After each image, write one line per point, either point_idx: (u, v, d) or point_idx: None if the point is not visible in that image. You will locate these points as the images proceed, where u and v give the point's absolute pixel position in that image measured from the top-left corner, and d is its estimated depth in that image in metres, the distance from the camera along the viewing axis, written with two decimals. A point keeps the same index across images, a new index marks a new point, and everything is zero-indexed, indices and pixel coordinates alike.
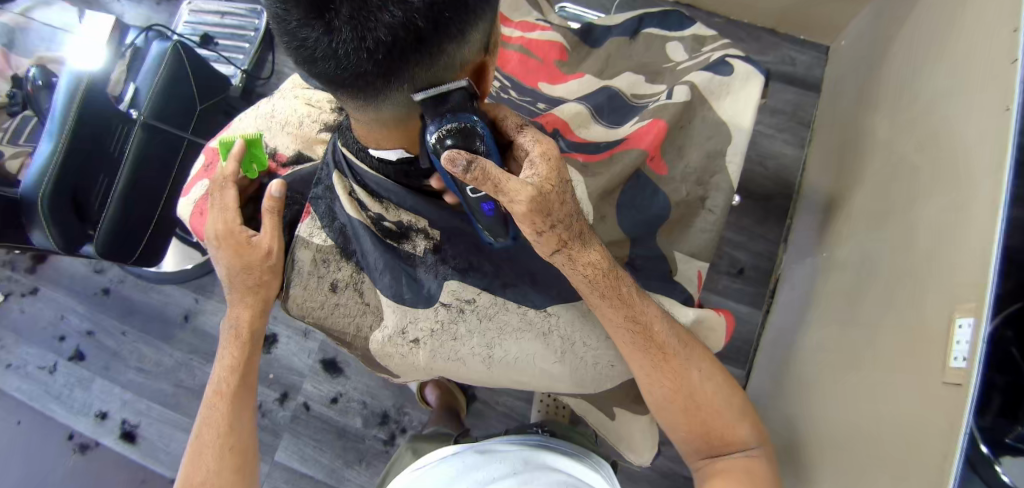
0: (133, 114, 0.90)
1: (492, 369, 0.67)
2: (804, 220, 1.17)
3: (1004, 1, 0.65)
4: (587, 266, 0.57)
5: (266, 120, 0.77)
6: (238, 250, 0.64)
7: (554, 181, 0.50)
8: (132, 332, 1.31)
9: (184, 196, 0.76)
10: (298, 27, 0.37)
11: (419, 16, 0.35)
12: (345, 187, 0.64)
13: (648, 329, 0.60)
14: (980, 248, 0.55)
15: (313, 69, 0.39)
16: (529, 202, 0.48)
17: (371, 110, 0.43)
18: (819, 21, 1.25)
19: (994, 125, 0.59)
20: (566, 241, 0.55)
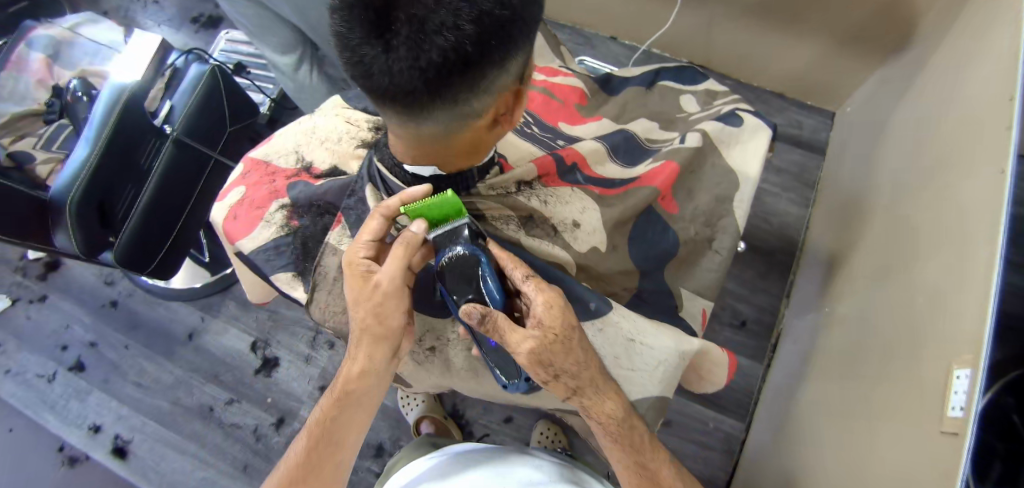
0: (167, 130, 0.94)
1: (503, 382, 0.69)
2: (807, 276, 1.19)
3: (999, 72, 0.69)
4: (602, 414, 0.57)
5: (306, 135, 0.77)
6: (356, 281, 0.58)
7: (558, 329, 0.54)
8: (135, 346, 1.32)
9: (218, 200, 0.75)
10: (360, 45, 0.41)
11: (469, 42, 0.39)
12: (376, 198, 0.64)
13: (649, 468, 0.58)
14: (978, 299, 0.57)
15: (367, 84, 0.43)
16: (530, 352, 0.52)
17: (412, 126, 0.47)
18: (825, 86, 1.31)
19: (990, 186, 0.62)
20: (577, 388, 0.56)
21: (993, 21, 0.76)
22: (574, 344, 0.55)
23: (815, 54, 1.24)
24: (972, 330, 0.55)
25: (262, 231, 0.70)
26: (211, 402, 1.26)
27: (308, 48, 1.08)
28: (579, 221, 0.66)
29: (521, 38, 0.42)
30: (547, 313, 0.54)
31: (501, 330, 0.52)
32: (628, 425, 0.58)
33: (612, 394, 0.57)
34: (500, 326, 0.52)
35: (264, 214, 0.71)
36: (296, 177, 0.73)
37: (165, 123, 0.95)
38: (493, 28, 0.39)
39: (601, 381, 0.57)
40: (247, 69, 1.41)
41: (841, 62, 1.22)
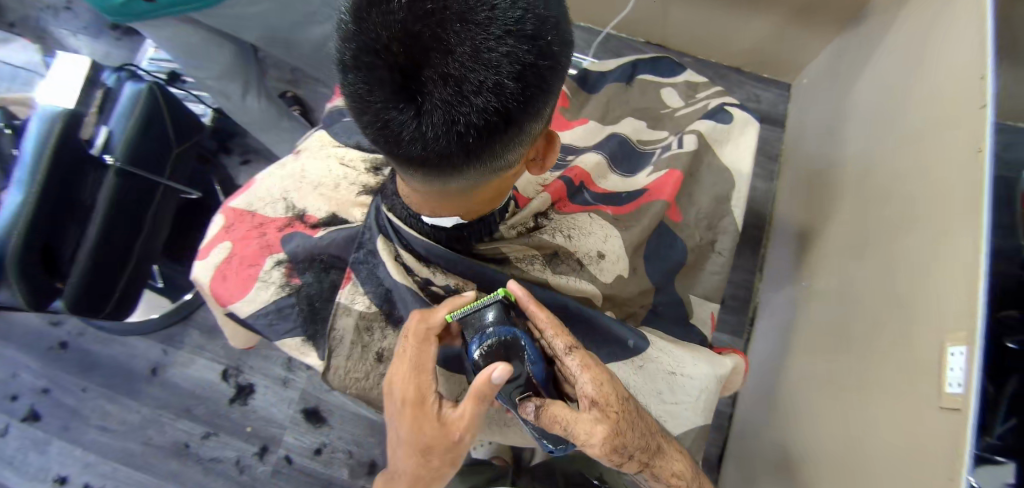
0: (107, 160, 0.84)
1: None
2: (778, 250, 1.23)
3: (966, 49, 0.71)
4: (670, 474, 0.58)
5: (294, 180, 0.75)
6: (419, 425, 0.54)
7: (616, 407, 0.52)
8: (93, 388, 1.21)
9: (200, 258, 0.71)
10: (385, 108, 0.38)
11: (510, 99, 0.37)
12: (390, 251, 0.59)
13: None
14: (965, 276, 0.59)
15: (395, 148, 0.41)
16: (604, 445, 0.52)
17: (439, 185, 0.45)
18: (782, 60, 1.34)
19: (967, 163, 0.65)
20: (645, 461, 0.56)
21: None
22: (636, 417, 0.54)
23: (773, 30, 1.25)
24: (964, 305, 0.57)
25: (259, 293, 0.68)
26: (186, 438, 1.18)
27: (248, 76, 1.09)
28: (603, 251, 0.64)
29: (555, 82, 0.41)
30: (598, 390, 0.52)
31: (566, 422, 0.52)
32: (694, 481, 0.60)
33: (674, 454, 0.59)
34: (564, 419, 0.52)
35: (259, 273, 0.68)
36: (294, 227, 0.70)
37: (105, 153, 0.84)
38: (532, 78, 0.38)
39: (661, 446, 0.58)
40: (182, 77, 1.30)
41: (798, 37, 1.24)
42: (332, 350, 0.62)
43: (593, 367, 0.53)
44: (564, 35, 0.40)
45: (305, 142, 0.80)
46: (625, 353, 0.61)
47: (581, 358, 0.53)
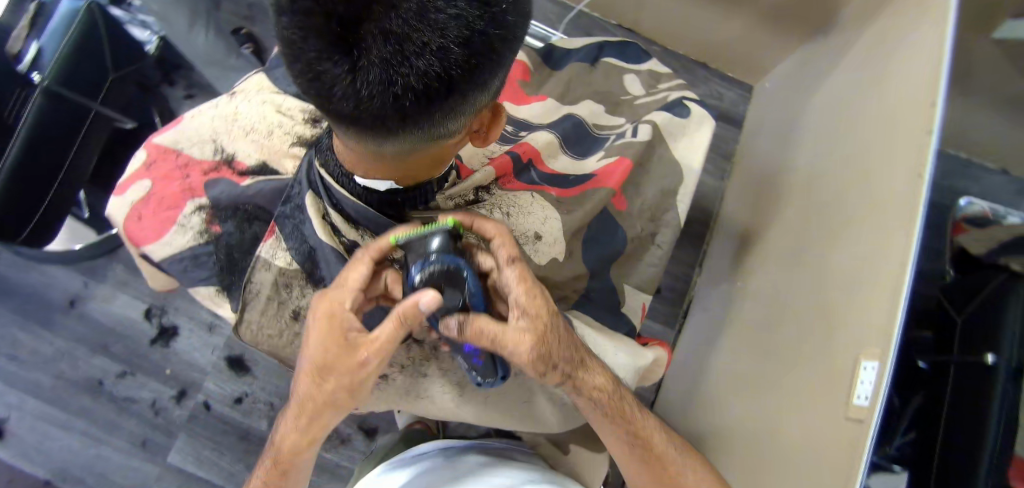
0: (33, 79, 0.74)
1: (461, 404, 0.66)
2: (719, 248, 1.28)
3: (919, 76, 0.75)
4: (595, 390, 0.58)
5: (226, 122, 0.70)
6: (328, 348, 0.51)
7: (546, 316, 0.53)
8: (3, 314, 1.12)
9: (116, 195, 0.67)
10: (319, 59, 0.35)
11: (452, 67, 0.36)
12: (317, 209, 0.57)
13: (646, 439, 0.61)
14: (887, 296, 0.64)
15: (328, 103, 0.38)
16: (531, 349, 0.51)
17: (374, 145, 0.42)
18: (748, 61, 1.36)
19: (906, 188, 0.68)
20: (569, 373, 0.55)
21: (914, 23, 0.81)
22: (561, 329, 0.54)
23: (745, 30, 1.26)
24: (884, 324, 0.63)
25: (176, 237, 0.64)
26: (102, 375, 1.11)
27: (195, 8, 1.09)
28: (540, 232, 0.64)
29: (503, 56, 0.39)
30: (530, 300, 0.52)
31: (494, 333, 0.49)
32: (617, 397, 0.59)
33: (598, 370, 0.58)
34: (490, 331, 0.49)
35: (178, 217, 0.64)
36: (217, 171, 0.67)
37: (32, 71, 0.74)
38: (478, 50, 0.36)
39: (584, 360, 0.57)
40: None
41: (767, 40, 1.26)
42: (245, 304, 0.58)
43: (529, 279, 0.53)
44: (516, 11, 0.39)
45: (242, 84, 0.75)
46: None
47: (520, 269, 0.53)
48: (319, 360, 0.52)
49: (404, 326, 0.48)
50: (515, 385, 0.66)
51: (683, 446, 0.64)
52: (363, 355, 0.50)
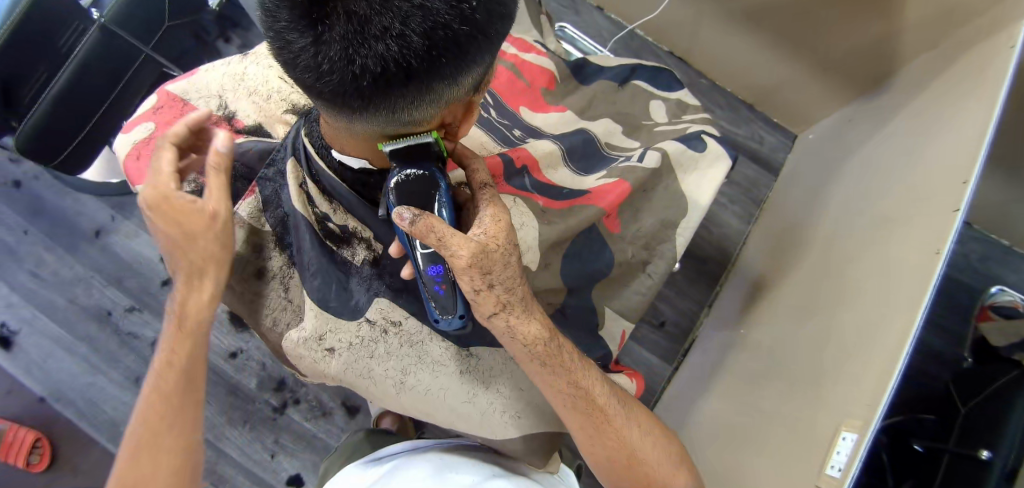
0: (93, 15, 0.81)
1: (402, 396, 0.61)
2: (732, 292, 1.24)
3: (959, 151, 0.71)
4: (527, 335, 0.55)
5: (234, 80, 0.72)
6: (176, 216, 0.53)
7: (501, 242, 0.52)
8: (35, 233, 1.18)
9: (124, 131, 0.71)
10: (287, 27, 0.33)
11: (414, 56, 0.33)
12: (297, 176, 0.57)
13: (590, 397, 0.58)
14: (879, 371, 0.61)
15: (293, 73, 0.36)
16: (471, 257, 0.48)
17: (343, 122, 0.41)
18: (794, 109, 1.32)
19: (920, 263, 0.65)
20: (506, 303, 0.53)
21: (965, 95, 0.77)
22: (512, 258, 0.53)
23: (795, 77, 1.23)
24: (872, 398, 0.60)
25: None
26: (112, 307, 1.16)
27: None
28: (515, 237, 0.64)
29: (480, 54, 0.36)
30: (492, 224, 0.53)
31: (442, 231, 0.47)
32: (553, 345, 0.57)
33: (538, 315, 0.56)
34: (439, 229, 0.47)
35: None
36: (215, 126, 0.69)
37: (94, 8, 0.82)
38: (447, 43, 0.33)
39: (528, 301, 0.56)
40: None
41: (815, 91, 1.22)
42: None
43: (497, 206, 0.54)
44: (503, 8, 0.35)
45: (259, 46, 0.77)
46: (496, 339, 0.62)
47: (490, 194, 0.55)
48: (174, 234, 0.54)
49: (224, 170, 0.56)
50: (456, 380, 0.61)
51: (626, 402, 0.62)
52: (211, 205, 0.54)
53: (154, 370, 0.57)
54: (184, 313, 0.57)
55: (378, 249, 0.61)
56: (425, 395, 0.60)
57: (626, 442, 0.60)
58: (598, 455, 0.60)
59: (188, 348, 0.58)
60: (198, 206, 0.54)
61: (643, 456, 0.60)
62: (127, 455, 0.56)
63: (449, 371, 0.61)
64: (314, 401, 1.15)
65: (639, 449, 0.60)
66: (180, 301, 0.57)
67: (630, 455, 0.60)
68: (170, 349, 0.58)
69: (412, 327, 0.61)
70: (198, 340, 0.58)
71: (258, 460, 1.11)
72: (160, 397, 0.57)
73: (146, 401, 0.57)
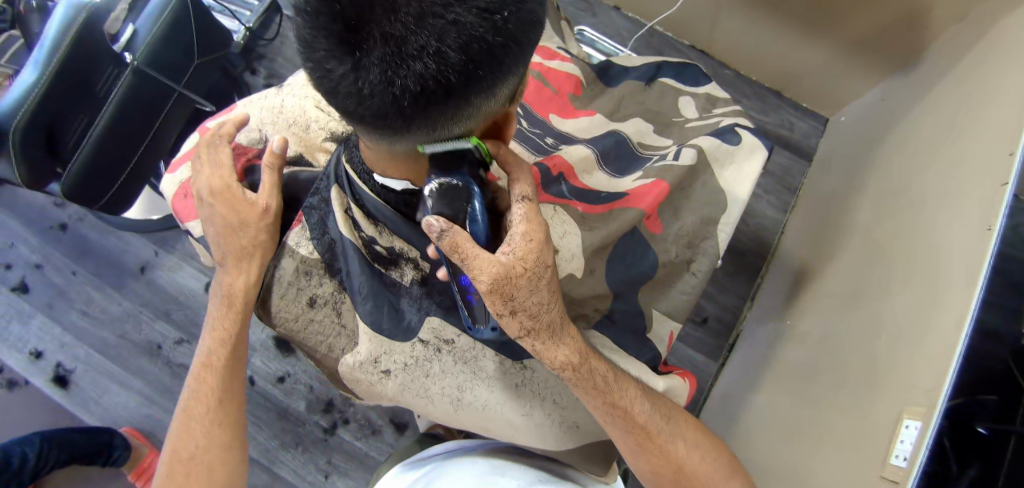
0: (126, 59, 0.83)
1: (459, 413, 0.61)
2: (774, 283, 1.21)
3: (1003, 119, 0.67)
4: (554, 359, 0.54)
5: (272, 113, 0.74)
6: (231, 203, 0.59)
7: (528, 266, 0.50)
8: (83, 273, 1.24)
9: (168, 172, 0.75)
10: (325, 57, 0.34)
11: (453, 71, 0.33)
12: (341, 202, 0.59)
13: (627, 412, 0.57)
14: (937, 355, 0.58)
15: (333, 100, 0.37)
16: (492, 282, 0.47)
17: (384, 144, 0.41)
18: (824, 92, 1.28)
19: (972, 239, 0.62)
20: (532, 328, 0.52)
21: (1008, 60, 0.73)
22: (540, 283, 0.51)
23: (822, 60, 1.19)
24: (931, 383, 0.57)
25: None
26: (161, 340, 1.20)
27: None
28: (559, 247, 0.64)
29: (514, 64, 0.36)
30: (523, 243, 0.50)
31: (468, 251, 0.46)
32: (582, 368, 0.55)
33: (567, 341, 0.55)
34: (466, 248, 0.46)
35: None
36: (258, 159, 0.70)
37: (126, 51, 0.84)
38: (483, 56, 0.33)
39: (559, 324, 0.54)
40: None
41: (844, 72, 1.18)
42: (269, 287, 0.61)
43: (533, 222, 0.51)
44: (533, 14, 0.35)
45: (292, 78, 0.79)
46: None
47: (527, 209, 0.51)
48: (225, 218, 0.59)
49: (277, 169, 0.60)
50: (514, 394, 0.61)
51: (668, 412, 0.60)
52: (264, 199, 0.60)
53: (206, 346, 0.63)
54: (232, 294, 0.61)
55: (426, 268, 0.60)
56: (483, 410, 0.60)
57: (671, 456, 0.58)
58: (645, 470, 0.59)
59: (234, 326, 0.62)
60: (253, 199, 0.59)
61: (693, 470, 0.59)
62: (179, 423, 0.62)
63: (505, 385, 0.61)
64: (363, 420, 1.16)
65: (687, 463, 0.59)
66: (228, 283, 0.60)
67: (676, 469, 0.59)
68: (218, 327, 0.62)
69: (465, 344, 0.61)
70: (245, 319, 0.62)
71: (311, 481, 1.13)
72: (209, 370, 0.62)
73: (197, 373, 0.63)
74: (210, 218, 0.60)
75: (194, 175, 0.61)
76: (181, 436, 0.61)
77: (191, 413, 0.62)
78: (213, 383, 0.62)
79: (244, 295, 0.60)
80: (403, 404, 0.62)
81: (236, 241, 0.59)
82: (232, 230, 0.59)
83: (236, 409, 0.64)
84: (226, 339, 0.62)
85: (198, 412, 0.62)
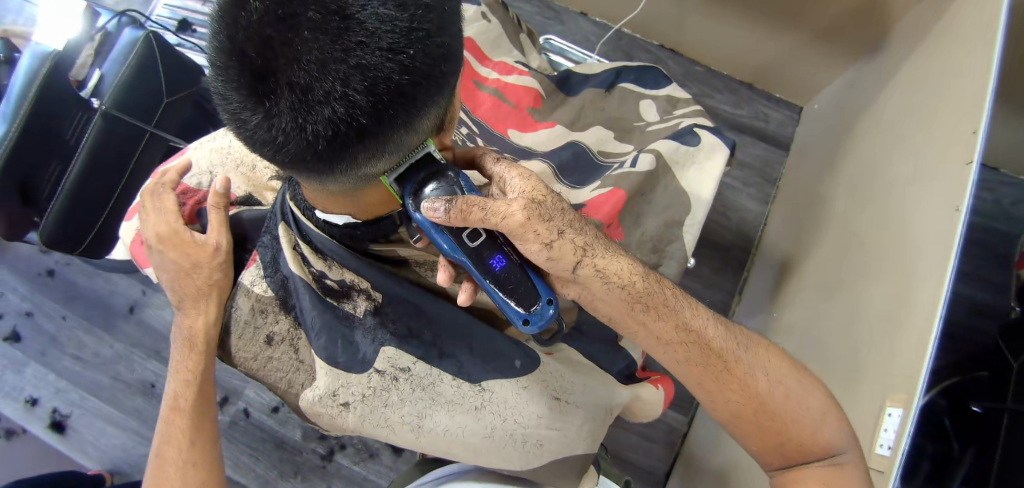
0: (94, 104, 0.83)
1: (422, 441, 0.60)
2: (759, 276, 1.21)
3: (963, 101, 0.68)
4: (618, 273, 0.53)
5: (221, 154, 0.75)
6: (182, 246, 0.62)
7: (544, 192, 0.50)
8: (73, 317, 1.24)
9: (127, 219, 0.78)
10: (239, 108, 0.35)
11: (362, 114, 0.34)
12: (289, 239, 0.60)
13: (702, 338, 0.57)
14: (914, 343, 0.58)
15: (255, 148, 0.38)
16: (526, 210, 0.46)
17: (317, 184, 0.42)
18: (795, 82, 1.29)
19: (941, 221, 0.62)
20: (584, 247, 0.51)
21: (967, 40, 0.73)
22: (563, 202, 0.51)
23: (788, 49, 1.20)
24: (909, 368, 0.57)
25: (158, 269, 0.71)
26: (153, 378, 1.20)
27: None
28: None
29: (429, 98, 0.37)
30: (525, 181, 0.51)
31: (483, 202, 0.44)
32: (648, 283, 0.55)
33: (622, 255, 0.54)
34: (479, 201, 0.44)
35: None
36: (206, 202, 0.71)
37: (93, 96, 0.84)
38: (391, 95, 0.34)
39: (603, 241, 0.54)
40: (192, 27, 1.25)
41: (811, 60, 1.19)
42: (228, 327, 0.63)
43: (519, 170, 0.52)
44: (446, 47, 0.36)
45: None
46: (508, 371, 0.62)
47: (508, 164, 0.52)
48: (178, 263, 0.62)
49: (223, 207, 0.64)
50: (473, 417, 0.60)
51: (749, 342, 0.59)
52: (214, 238, 0.63)
53: (172, 390, 0.64)
54: (193, 335, 0.62)
55: (377, 297, 0.61)
56: (445, 435, 0.59)
57: (748, 391, 0.57)
58: (722, 408, 0.59)
59: (197, 368, 0.63)
60: (203, 240, 0.63)
61: (778, 408, 0.57)
62: (152, 468, 0.62)
63: (465, 408, 0.60)
64: (360, 444, 1.16)
65: (768, 398, 0.57)
66: (188, 326, 0.63)
67: (757, 407, 0.57)
68: (182, 369, 0.63)
69: (421, 371, 0.60)
70: (208, 361, 0.63)
71: None
72: (178, 412, 0.63)
73: (167, 415, 0.64)
74: (163, 263, 0.63)
75: (141, 224, 0.65)
76: (155, 482, 0.61)
77: (164, 457, 0.62)
78: (182, 424, 0.63)
79: (205, 339, 0.62)
80: (364, 434, 0.61)
81: (192, 283, 0.62)
82: (186, 273, 0.62)
83: (210, 449, 0.64)
84: (192, 382, 0.63)
85: (172, 456, 0.62)
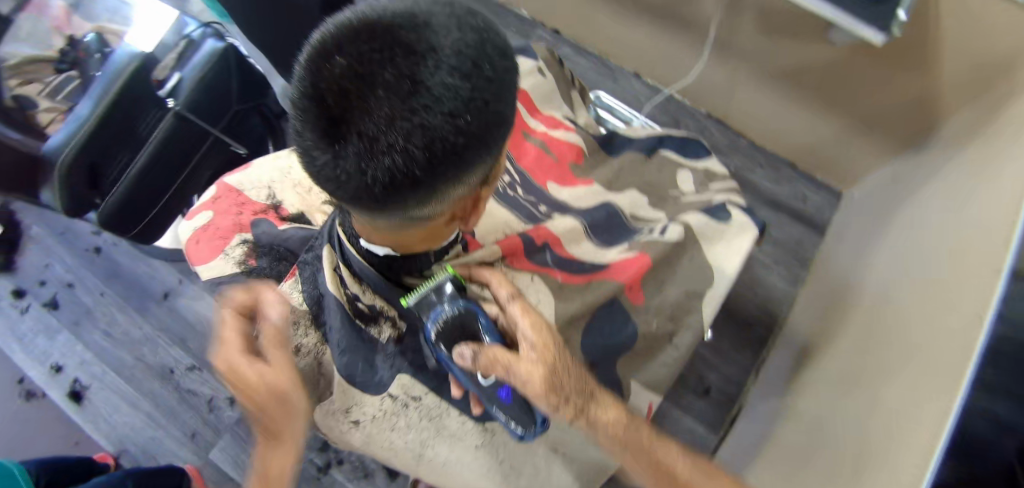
0: (169, 104, 0.91)
1: (418, 467, 0.66)
2: (779, 358, 1.19)
3: (1003, 209, 0.67)
4: (607, 421, 0.58)
5: (282, 174, 0.80)
6: None
7: (553, 350, 0.55)
8: (111, 295, 1.31)
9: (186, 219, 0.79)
10: (311, 146, 0.39)
11: (418, 166, 0.37)
12: (331, 260, 0.60)
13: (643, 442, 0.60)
14: (921, 444, 0.54)
15: (317, 180, 0.41)
16: (542, 380, 0.53)
17: (367, 218, 0.45)
18: (838, 167, 1.29)
19: (965, 325, 0.60)
20: (582, 407, 0.56)
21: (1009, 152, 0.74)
22: (571, 363, 0.57)
23: (835, 135, 1.21)
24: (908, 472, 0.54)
25: (219, 264, 0.73)
26: (174, 365, 1.25)
27: None
28: None
29: (478, 157, 0.40)
30: (535, 332, 0.56)
31: (505, 359, 0.52)
32: (603, 405, 0.59)
33: (608, 403, 0.59)
34: (502, 357, 0.52)
35: (226, 246, 0.74)
36: (263, 214, 0.77)
37: (170, 97, 0.91)
38: (446, 154, 0.37)
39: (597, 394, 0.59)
40: None
41: (856, 148, 1.20)
42: None
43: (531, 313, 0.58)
44: (499, 114, 0.39)
45: None
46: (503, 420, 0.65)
47: (521, 305, 0.57)
48: None
49: None
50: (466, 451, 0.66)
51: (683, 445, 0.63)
52: None
53: None
54: None
55: (401, 327, 0.63)
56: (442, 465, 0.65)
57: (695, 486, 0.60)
58: None
59: None
60: None
61: None
62: None
63: (464, 443, 0.66)
64: (358, 462, 1.16)
65: None
66: None
67: None
68: None
69: (431, 402, 0.64)
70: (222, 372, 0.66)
71: None
72: None
73: None
74: None
75: None
76: None
77: None
78: None
79: None
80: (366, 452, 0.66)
81: None
82: None
83: None
84: None
85: None
